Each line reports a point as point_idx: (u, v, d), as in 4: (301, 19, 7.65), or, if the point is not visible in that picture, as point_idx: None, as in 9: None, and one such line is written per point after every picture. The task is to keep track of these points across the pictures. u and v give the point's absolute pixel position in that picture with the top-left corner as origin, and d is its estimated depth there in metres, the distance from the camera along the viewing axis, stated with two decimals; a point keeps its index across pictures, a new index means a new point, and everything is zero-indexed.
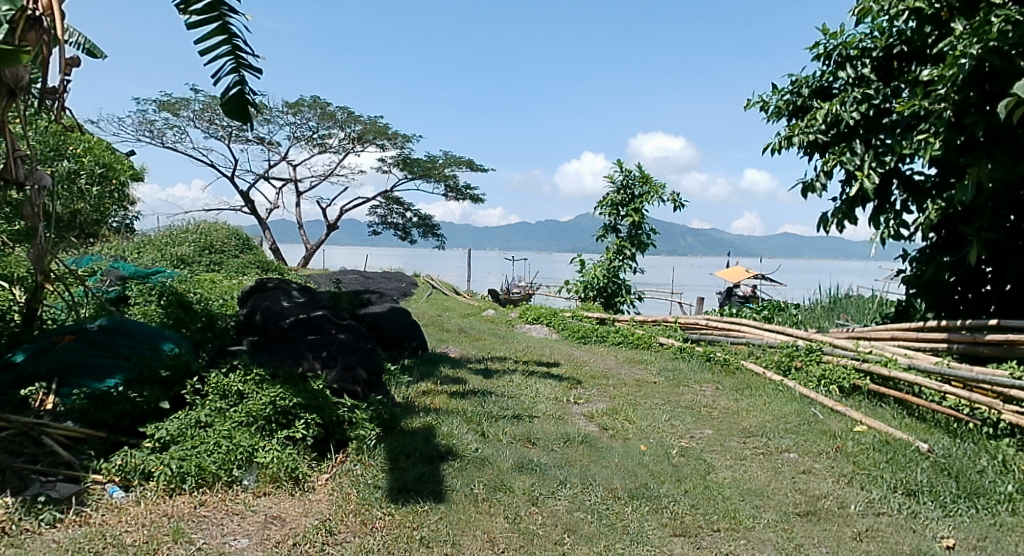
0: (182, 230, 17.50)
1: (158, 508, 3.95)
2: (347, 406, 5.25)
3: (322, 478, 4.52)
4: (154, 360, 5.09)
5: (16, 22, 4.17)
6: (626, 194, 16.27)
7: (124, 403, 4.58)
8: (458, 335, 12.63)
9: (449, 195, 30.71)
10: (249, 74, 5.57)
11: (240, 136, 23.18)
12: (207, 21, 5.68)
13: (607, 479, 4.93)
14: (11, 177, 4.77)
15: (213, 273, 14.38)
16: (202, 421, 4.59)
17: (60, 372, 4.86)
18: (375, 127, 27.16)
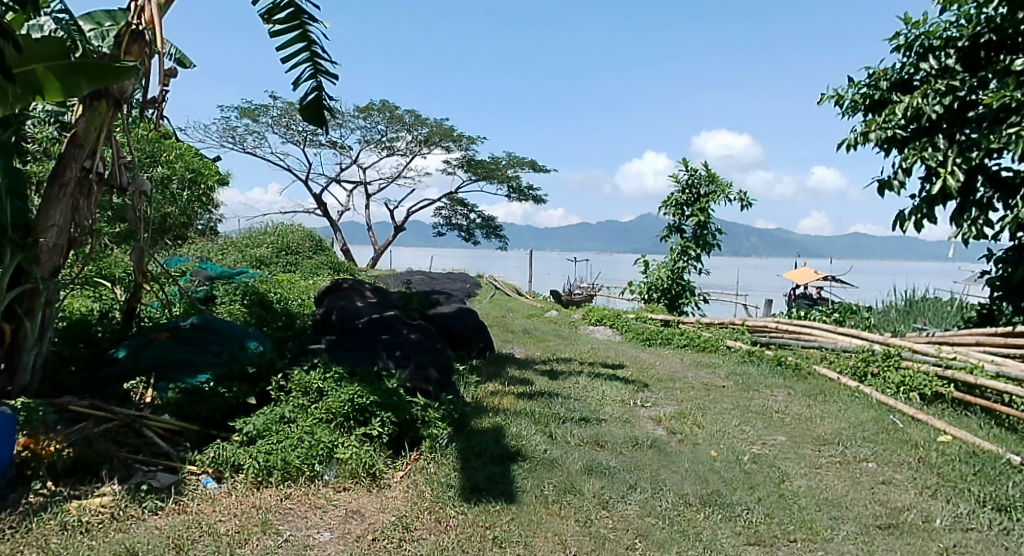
0: (261, 231, 18.22)
1: (248, 499, 4.11)
2: (420, 405, 5.36)
3: (397, 475, 4.63)
4: (241, 358, 5.33)
5: (123, 36, 4.59)
6: (691, 193, 15.94)
7: (215, 398, 4.84)
8: (523, 336, 12.69)
9: (512, 196, 30.82)
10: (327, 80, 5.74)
11: (314, 140, 23.93)
12: (288, 30, 5.90)
13: (677, 485, 4.87)
14: (115, 184, 5.10)
15: (290, 274, 14.91)
16: (286, 417, 4.77)
17: (158, 367, 5.13)
18: (440, 129, 27.51)
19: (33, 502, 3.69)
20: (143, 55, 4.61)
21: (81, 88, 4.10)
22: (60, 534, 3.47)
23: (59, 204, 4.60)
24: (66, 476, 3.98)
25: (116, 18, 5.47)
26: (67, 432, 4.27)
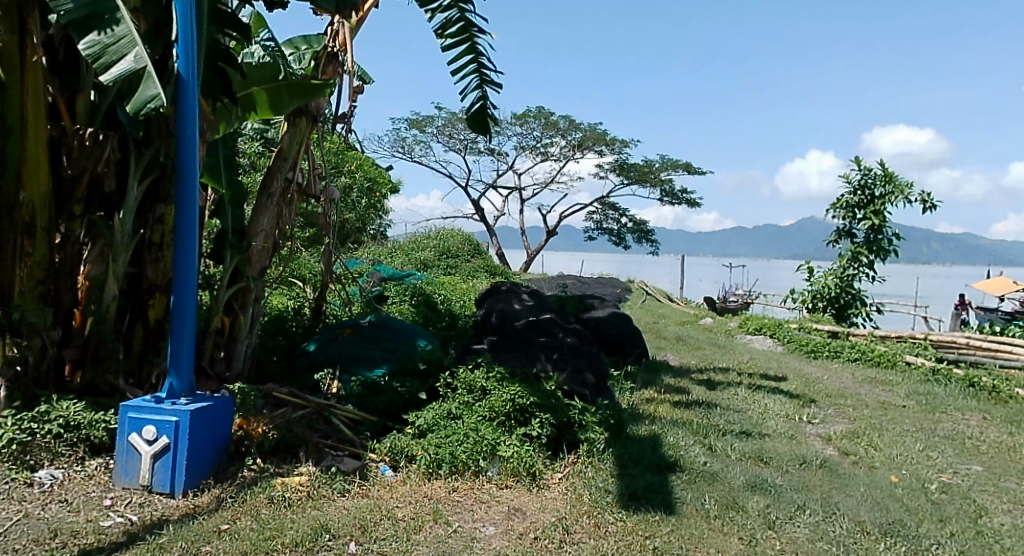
0: (424, 235, 19.23)
1: (420, 489, 4.33)
2: (578, 408, 5.39)
3: (556, 477, 4.68)
4: (414, 356, 5.75)
5: (321, 58, 5.20)
6: (864, 195, 14.73)
7: (391, 392, 5.23)
8: (676, 343, 12.41)
9: (665, 200, 30.16)
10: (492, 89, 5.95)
11: (473, 148, 24.86)
12: (458, 43, 6.18)
13: (853, 511, 4.53)
14: (309, 193, 5.63)
15: (450, 276, 15.63)
16: (453, 413, 5.01)
17: (342, 361, 5.78)
18: (594, 133, 27.54)
19: (247, 476, 4.13)
20: (335, 73, 5.15)
21: (285, 104, 4.93)
22: (267, 506, 3.83)
23: (267, 211, 5.28)
24: (271, 454, 4.43)
25: (310, 41, 6.34)
26: (270, 417, 4.78)
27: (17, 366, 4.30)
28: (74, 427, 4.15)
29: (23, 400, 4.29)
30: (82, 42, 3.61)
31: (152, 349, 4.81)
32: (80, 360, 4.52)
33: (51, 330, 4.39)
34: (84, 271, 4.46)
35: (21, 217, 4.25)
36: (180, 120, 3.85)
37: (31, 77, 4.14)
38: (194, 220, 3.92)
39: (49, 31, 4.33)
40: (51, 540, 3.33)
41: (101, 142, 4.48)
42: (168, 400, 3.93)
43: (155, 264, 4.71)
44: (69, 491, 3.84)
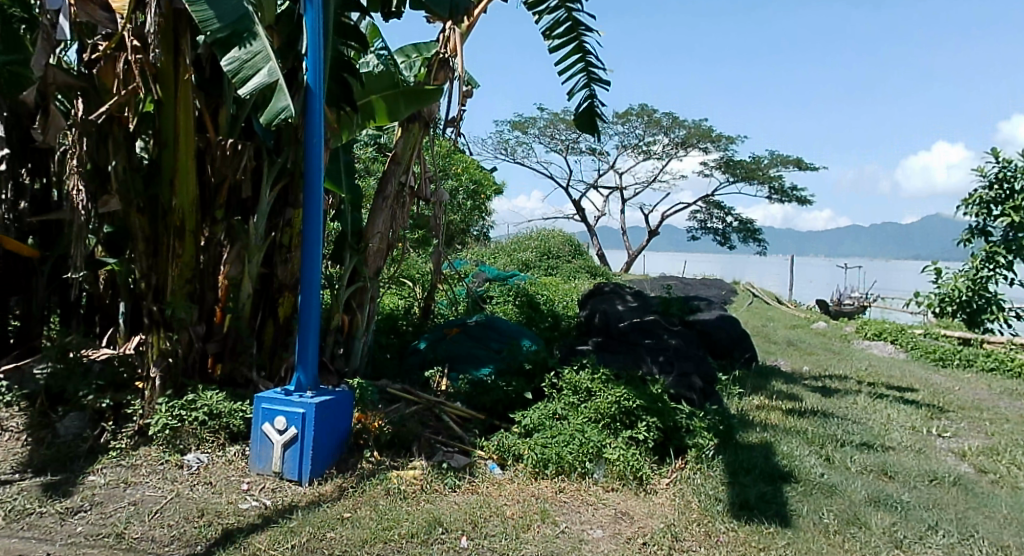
0: (525, 236, 19.38)
1: (527, 488, 4.38)
2: (685, 413, 5.23)
3: (664, 482, 4.58)
4: (520, 355, 5.75)
5: (433, 65, 5.44)
6: (1002, 189, 13.48)
7: (498, 391, 5.31)
8: (788, 348, 11.89)
9: (774, 198, 28.92)
10: (600, 88, 5.91)
11: (575, 148, 24.79)
12: (565, 43, 6.19)
13: (994, 535, 4.17)
14: (421, 196, 5.80)
15: (552, 277, 15.70)
16: (559, 414, 5.02)
17: (450, 359, 6.03)
18: (699, 130, 26.82)
19: (366, 468, 4.32)
20: (445, 78, 5.38)
21: (401, 111, 5.20)
22: (385, 497, 3.99)
23: (382, 213, 5.52)
24: (388, 448, 4.61)
25: (421, 50, 6.57)
26: (385, 412, 4.97)
27: (168, 359, 4.66)
28: (217, 416, 4.47)
29: (174, 389, 4.66)
30: (224, 59, 3.89)
31: (281, 344, 5.21)
32: (220, 353, 4.88)
33: (197, 326, 4.76)
34: (224, 271, 4.83)
35: (174, 222, 4.65)
36: (307, 127, 4.10)
37: (183, 93, 4.49)
38: (318, 224, 4.14)
39: (198, 51, 4.69)
40: (199, 518, 3.62)
41: (240, 152, 4.83)
42: (296, 393, 4.20)
43: (284, 264, 5.14)
44: (212, 475, 4.16)
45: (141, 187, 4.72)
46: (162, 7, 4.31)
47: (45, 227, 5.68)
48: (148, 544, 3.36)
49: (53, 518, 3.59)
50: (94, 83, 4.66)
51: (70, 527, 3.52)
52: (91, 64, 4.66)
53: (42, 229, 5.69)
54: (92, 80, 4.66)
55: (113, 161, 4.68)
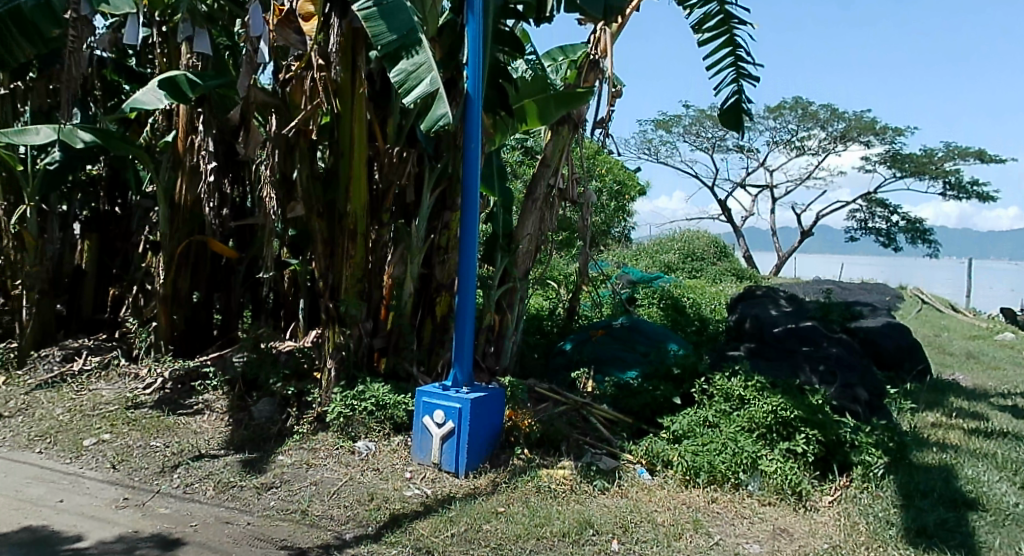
0: (668, 237, 18.96)
1: (678, 496, 4.28)
2: (849, 427, 4.89)
3: (826, 500, 4.28)
4: (667, 360, 5.69)
5: (583, 67, 5.52)
6: None
7: (647, 395, 5.27)
8: (966, 360, 10.76)
9: (950, 195, 26.26)
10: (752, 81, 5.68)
11: (722, 145, 23.84)
12: (716, 37, 6.00)
13: None
14: (569, 198, 5.85)
15: (697, 280, 15.26)
16: (710, 421, 4.86)
17: (596, 361, 6.08)
18: (860, 122, 24.95)
19: (518, 464, 4.44)
20: (595, 80, 5.43)
21: (552, 112, 5.33)
22: (536, 494, 4.08)
23: (532, 215, 5.65)
24: (537, 446, 4.71)
25: (567, 52, 6.67)
26: (535, 410, 5.08)
27: (342, 351, 5.04)
28: (383, 407, 4.78)
29: (346, 380, 5.03)
30: (392, 72, 4.13)
31: (438, 342, 5.44)
32: (385, 348, 5.23)
33: (365, 322, 5.12)
34: (389, 271, 5.19)
35: (348, 226, 5.02)
36: (466, 133, 4.27)
37: (357, 106, 4.86)
38: (475, 228, 4.32)
39: (371, 66, 5.07)
40: (369, 502, 3.90)
41: (405, 159, 5.16)
42: (452, 388, 4.40)
43: (443, 264, 5.40)
44: (380, 461, 4.47)
45: (320, 193, 5.16)
46: (344, 28, 4.65)
47: (241, 231, 6.42)
48: (328, 522, 3.68)
49: (251, 491, 4.02)
50: (285, 101, 5.16)
51: (264, 501, 3.92)
52: (285, 83, 5.13)
53: (240, 232, 6.43)
54: (284, 98, 5.15)
55: (298, 170, 5.15)
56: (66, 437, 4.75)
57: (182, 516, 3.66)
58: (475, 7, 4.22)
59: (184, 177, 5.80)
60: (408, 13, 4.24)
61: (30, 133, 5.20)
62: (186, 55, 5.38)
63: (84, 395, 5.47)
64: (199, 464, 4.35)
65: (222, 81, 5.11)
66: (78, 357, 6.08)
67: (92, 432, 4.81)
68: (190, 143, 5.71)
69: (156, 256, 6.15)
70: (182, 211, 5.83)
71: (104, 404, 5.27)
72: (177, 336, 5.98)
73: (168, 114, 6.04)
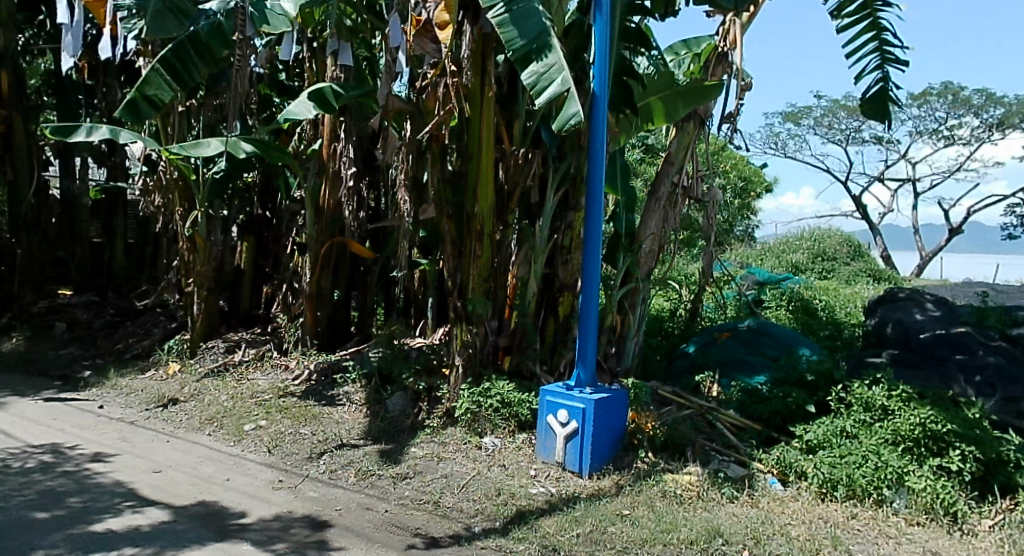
0: (797, 236, 18.03)
1: (815, 509, 4.03)
2: (1012, 445, 4.46)
3: (986, 524, 3.87)
4: (800, 365, 5.40)
5: (711, 60, 5.32)
6: None
7: (778, 401, 5.04)
8: None
9: None
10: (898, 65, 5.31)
11: (858, 137, 22.33)
12: (857, 21, 5.66)
13: None
14: (693, 196, 5.72)
15: (829, 281, 14.41)
16: (848, 431, 4.56)
17: (721, 365, 5.93)
18: (1022, 107, 22.58)
19: (642, 468, 4.39)
20: (724, 73, 5.23)
21: (678, 108, 5.22)
22: (662, 499, 4.02)
23: (654, 215, 5.57)
24: (662, 450, 4.64)
25: (691, 45, 6.55)
26: (659, 413, 5.01)
27: (469, 349, 5.19)
28: (508, 404, 4.87)
29: (473, 377, 5.18)
30: (524, 74, 4.21)
31: (561, 341, 5.49)
32: (509, 347, 5.32)
33: (491, 321, 5.23)
34: (514, 271, 5.31)
35: (476, 226, 5.15)
36: (591, 133, 4.30)
37: (486, 110, 4.99)
38: (599, 228, 4.32)
39: (500, 70, 5.20)
40: (496, 497, 4.00)
41: (530, 160, 5.23)
42: (576, 388, 4.43)
43: (566, 264, 5.43)
44: (506, 458, 4.57)
45: (451, 195, 5.34)
46: (476, 33, 4.81)
47: (376, 233, 6.78)
48: (458, 514, 3.81)
49: (387, 480, 4.24)
50: (420, 107, 5.38)
51: (399, 490, 4.13)
52: (420, 90, 5.37)
53: (375, 234, 6.79)
54: (419, 104, 5.39)
55: (430, 173, 5.35)
56: (230, 422, 5.20)
57: (327, 500, 3.92)
58: (603, 4, 4.20)
59: (328, 182, 6.18)
60: (539, 15, 4.28)
61: (202, 146, 5.70)
62: (332, 68, 5.74)
63: (243, 383, 5.98)
64: (342, 452, 4.64)
65: (363, 91, 5.43)
66: (238, 349, 6.65)
67: (250, 418, 5.24)
68: (333, 150, 6.08)
69: (302, 257, 6.62)
70: (325, 215, 6.23)
71: (260, 392, 5.73)
72: (321, 331, 6.44)
73: (314, 124, 6.48)
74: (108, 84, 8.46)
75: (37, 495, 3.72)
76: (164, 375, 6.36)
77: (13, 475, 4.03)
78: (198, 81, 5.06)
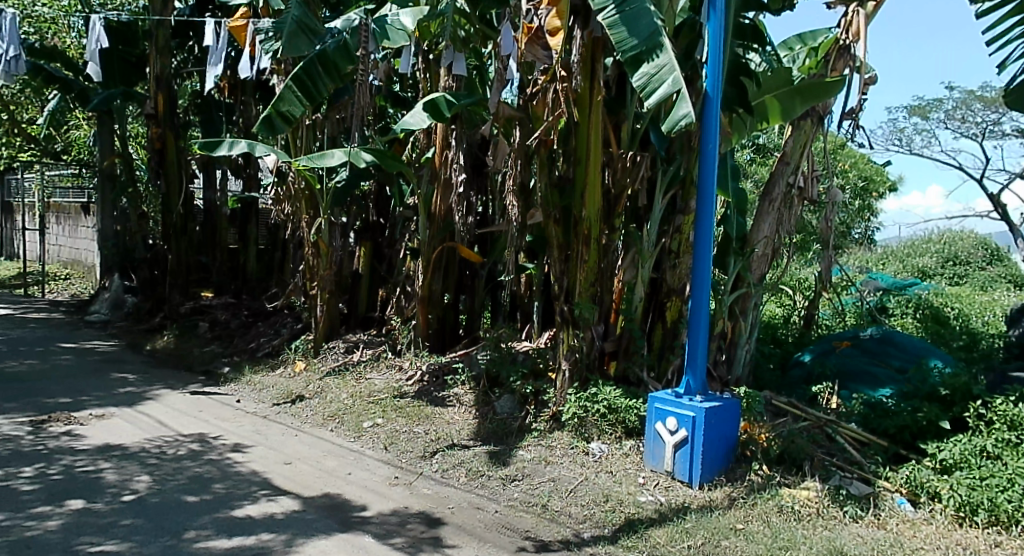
0: (925, 238, 16.81)
1: (951, 535, 3.73)
2: None
3: None
4: (931, 379, 5.03)
5: (832, 55, 5.06)
6: None
7: (906, 416, 4.71)
8: None
9: None
10: None
11: (997, 130, 20.49)
12: (1000, 6, 5.24)
13: None
14: (810, 197, 5.46)
15: (962, 287, 13.34)
16: (989, 451, 4.16)
17: (841, 376, 5.63)
18: None
19: (756, 481, 4.24)
20: (846, 68, 4.96)
21: (796, 106, 5.01)
22: (778, 515, 3.86)
23: (768, 217, 5.36)
24: (777, 463, 4.46)
25: (807, 40, 6.27)
26: (773, 425, 4.82)
27: (576, 353, 5.18)
28: (615, 410, 4.83)
29: (580, 381, 5.18)
30: (635, 76, 4.16)
31: (669, 347, 5.37)
32: (615, 352, 5.30)
33: (597, 325, 5.22)
34: (620, 275, 5.26)
35: (583, 230, 5.15)
36: (703, 134, 4.20)
37: (594, 114, 4.98)
38: (709, 232, 4.21)
39: (609, 73, 5.19)
40: (605, 503, 3.98)
41: (638, 163, 5.17)
42: (686, 396, 4.33)
43: (674, 269, 5.28)
44: (613, 464, 4.54)
45: (558, 199, 5.37)
46: (586, 38, 4.81)
47: (484, 238, 6.91)
48: (567, 519, 3.83)
49: (497, 481, 4.32)
50: (529, 113, 5.44)
51: (509, 492, 4.19)
52: (529, 97, 5.44)
53: (483, 239, 6.93)
54: (528, 111, 5.45)
55: (538, 178, 5.39)
56: (350, 419, 5.46)
57: (441, 498, 4.04)
58: (717, 1, 4.09)
59: (439, 189, 6.37)
60: (651, 15, 4.23)
61: (327, 157, 6.00)
62: (445, 78, 5.92)
63: (361, 382, 6.27)
64: (454, 452, 4.77)
65: (474, 99, 5.56)
66: (356, 349, 6.97)
67: (368, 416, 5.48)
68: (444, 158, 6.25)
69: (414, 261, 6.85)
70: (437, 220, 6.41)
71: (377, 391, 5.98)
72: (432, 333, 6.66)
73: (426, 133, 6.70)
74: (245, 101, 9.04)
75: (187, 480, 4.05)
76: (291, 373, 6.77)
77: (167, 460, 4.41)
78: (326, 94, 5.38)
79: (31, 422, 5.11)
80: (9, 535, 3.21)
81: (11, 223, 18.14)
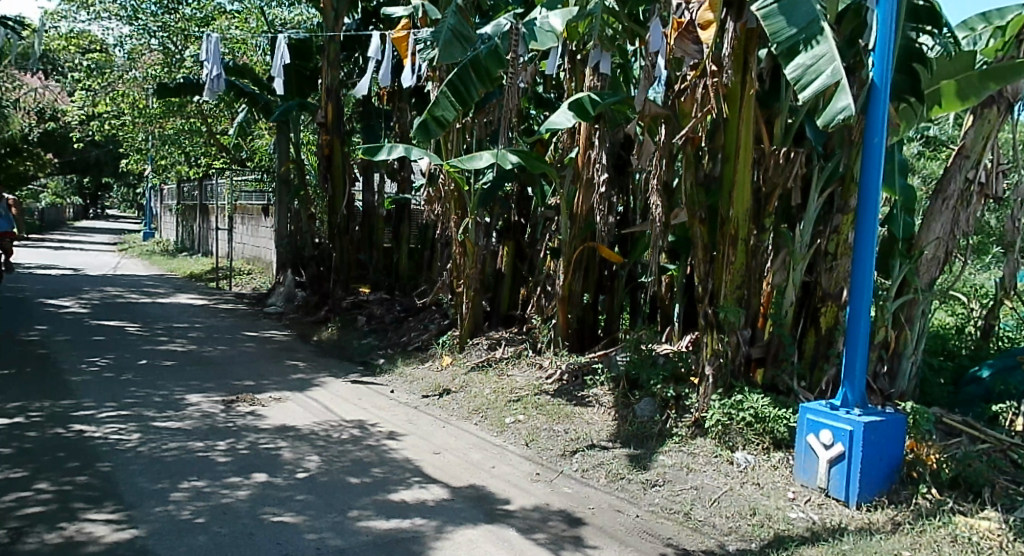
0: None
1: None
2: None
3: None
4: None
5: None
6: None
7: None
8: None
9: None
10: None
11: None
12: None
13: None
14: (992, 194, 4.92)
15: None
16: None
17: None
18: None
19: (923, 505, 3.88)
20: None
21: (977, 93, 4.56)
22: (950, 544, 3.50)
23: (940, 217, 4.88)
24: (950, 488, 4.05)
25: (992, 18, 5.65)
26: (944, 445, 4.40)
27: (720, 358, 5.01)
28: (763, 419, 4.61)
29: (724, 387, 4.99)
30: (790, 68, 3.93)
31: (822, 355, 5.04)
32: (762, 359, 5.05)
33: (744, 330, 5.01)
34: (769, 278, 5.01)
35: (729, 231, 4.96)
36: (867, 127, 3.91)
37: (746, 110, 4.78)
38: (871, 233, 3.91)
39: (761, 66, 4.96)
40: (752, 516, 3.82)
41: (792, 159, 4.88)
42: (843, 409, 4.05)
43: (830, 272, 4.94)
44: (760, 477, 4.34)
45: (703, 198, 5.20)
46: (739, 30, 4.65)
47: (625, 239, 6.84)
48: (711, 530, 3.71)
49: (638, 485, 4.26)
50: (675, 111, 5.32)
51: (650, 497, 4.13)
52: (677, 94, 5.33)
53: (624, 240, 6.86)
54: (674, 109, 5.33)
55: (683, 176, 5.24)
56: (493, 414, 5.61)
57: (581, 497, 4.06)
58: None
59: (582, 189, 6.40)
60: (811, 3, 4.03)
61: (476, 159, 6.19)
62: (590, 78, 5.93)
63: (503, 379, 6.42)
64: (594, 453, 4.76)
65: (619, 98, 5.53)
66: (499, 346, 7.16)
67: (509, 411, 5.61)
68: (587, 158, 6.26)
69: (555, 260, 6.91)
70: (578, 219, 6.44)
71: (518, 388, 6.10)
72: (571, 333, 6.70)
73: (569, 132, 6.73)
74: (402, 107, 9.57)
75: (351, 462, 4.35)
76: (438, 366, 7.08)
77: (333, 443, 4.75)
78: (477, 98, 5.54)
79: (222, 401, 5.69)
80: (207, 501, 3.59)
81: (205, 224, 20.29)
